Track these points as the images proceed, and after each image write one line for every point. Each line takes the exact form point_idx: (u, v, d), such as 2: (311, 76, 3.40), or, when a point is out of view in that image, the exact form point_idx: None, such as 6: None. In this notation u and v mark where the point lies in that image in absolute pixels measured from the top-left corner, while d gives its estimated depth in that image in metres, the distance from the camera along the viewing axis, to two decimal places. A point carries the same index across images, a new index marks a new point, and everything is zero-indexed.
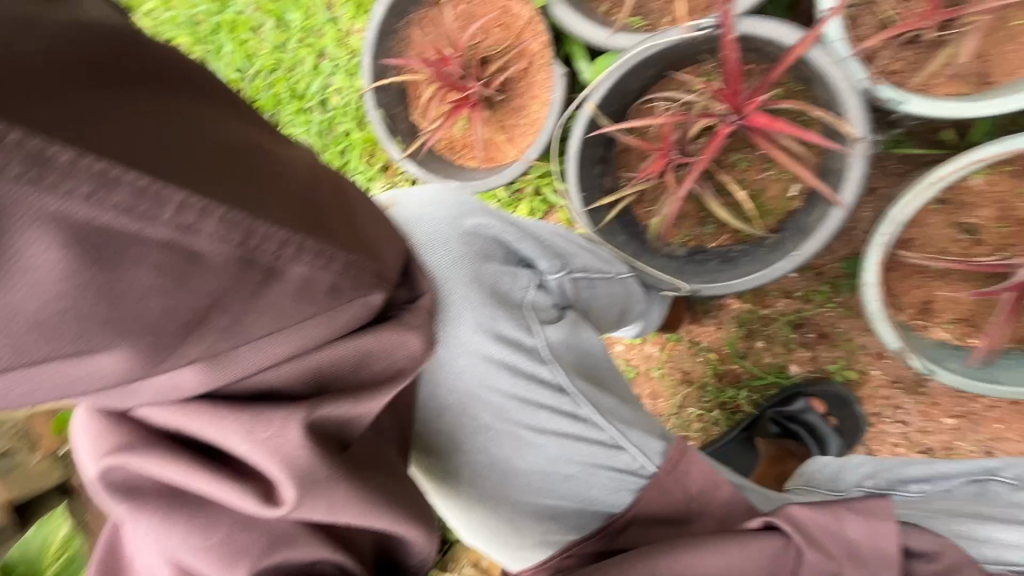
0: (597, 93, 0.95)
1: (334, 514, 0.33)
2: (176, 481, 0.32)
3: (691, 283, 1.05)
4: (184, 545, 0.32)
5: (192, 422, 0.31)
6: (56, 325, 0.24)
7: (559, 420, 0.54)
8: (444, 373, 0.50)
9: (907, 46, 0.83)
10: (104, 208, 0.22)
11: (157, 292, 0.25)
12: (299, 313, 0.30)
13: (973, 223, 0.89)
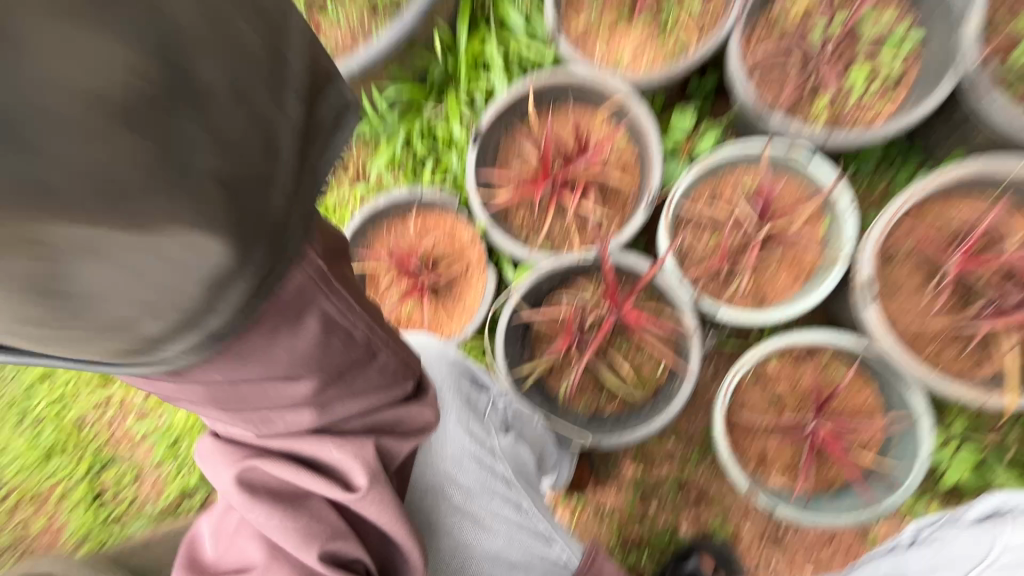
0: (520, 291, 1.31)
1: (380, 511, 0.50)
2: (282, 481, 0.48)
3: (593, 436, 1.30)
4: (280, 526, 0.47)
5: (299, 443, 0.47)
6: (293, 359, 0.42)
7: (508, 506, 0.70)
8: (434, 453, 0.69)
9: (714, 278, 1.30)
10: (337, 304, 0.44)
11: (336, 352, 0.45)
12: (378, 383, 0.50)
13: (779, 393, 1.26)
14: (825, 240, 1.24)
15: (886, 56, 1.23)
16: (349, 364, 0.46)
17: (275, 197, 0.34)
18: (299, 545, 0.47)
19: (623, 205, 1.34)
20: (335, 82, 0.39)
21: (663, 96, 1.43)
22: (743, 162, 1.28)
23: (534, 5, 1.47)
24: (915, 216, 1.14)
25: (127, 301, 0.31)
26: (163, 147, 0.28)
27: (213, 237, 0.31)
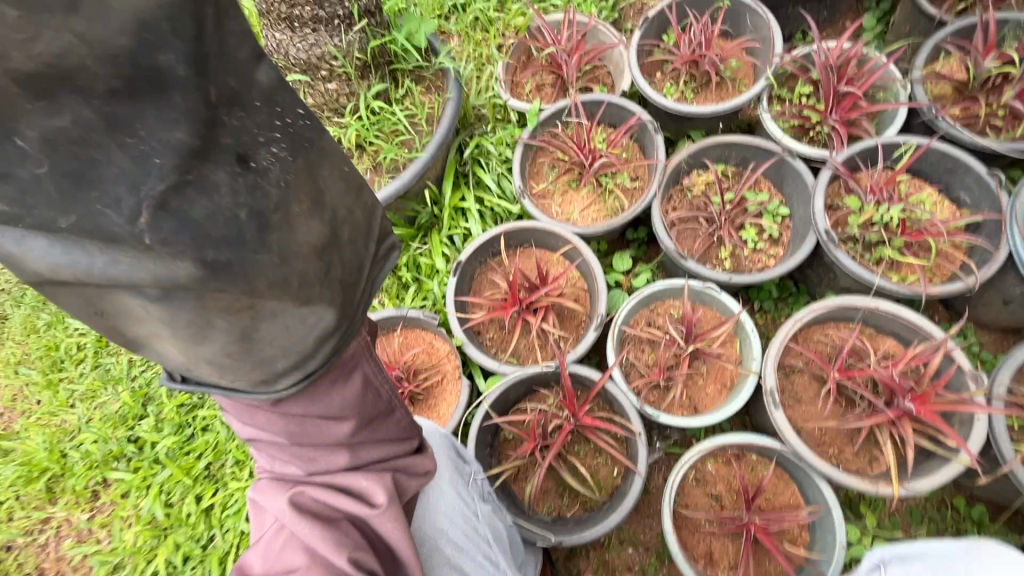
0: (491, 397, 1.49)
1: (392, 531, 0.66)
2: (326, 501, 0.64)
3: (557, 535, 1.40)
4: (322, 535, 0.63)
5: (340, 472, 0.65)
6: (345, 405, 0.61)
7: (485, 558, 0.96)
8: (433, 510, 0.95)
9: (653, 388, 1.54)
10: (375, 368, 0.64)
11: (372, 402, 0.64)
12: (394, 432, 0.70)
13: (717, 492, 1.45)
14: (740, 357, 1.52)
15: (768, 221, 1.64)
16: (376, 415, 0.66)
17: (357, 295, 0.58)
18: (336, 551, 0.62)
19: (577, 327, 1.62)
20: (389, 234, 0.63)
21: (606, 242, 1.78)
22: (669, 294, 1.61)
23: (504, 170, 1.87)
24: (803, 338, 1.45)
25: (279, 346, 0.51)
26: (321, 269, 0.52)
27: (329, 310, 0.54)
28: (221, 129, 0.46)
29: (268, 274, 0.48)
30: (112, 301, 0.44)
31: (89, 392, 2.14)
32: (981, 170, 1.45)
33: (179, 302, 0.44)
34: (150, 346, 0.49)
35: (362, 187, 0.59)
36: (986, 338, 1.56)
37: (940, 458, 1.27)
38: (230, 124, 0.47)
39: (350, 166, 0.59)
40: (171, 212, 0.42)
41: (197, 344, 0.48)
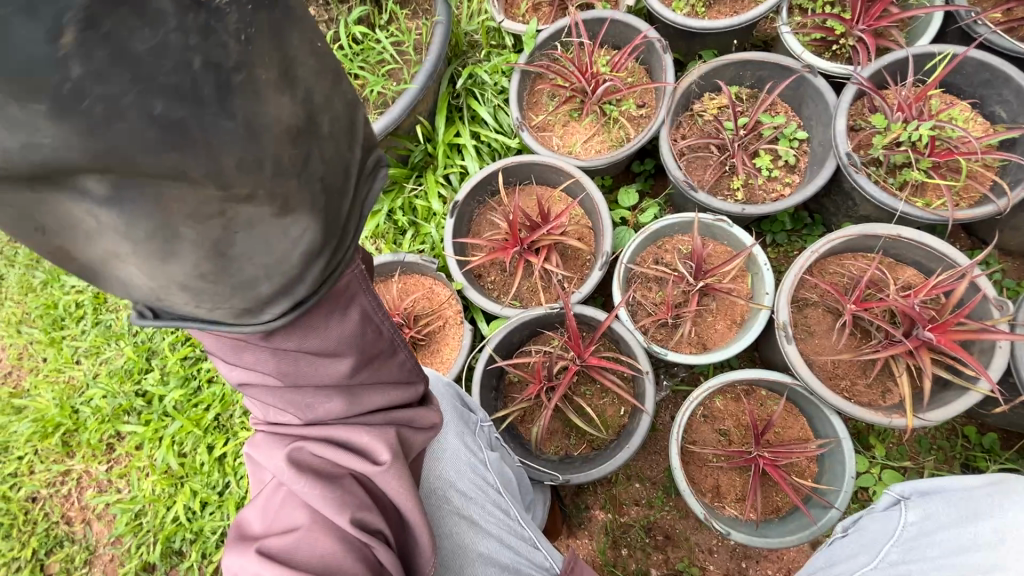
0: (494, 341, 1.45)
1: (395, 487, 0.64)
2: (325, 458, 0.63)
3: (564, 474, 1.41)
4: (319, 493, 0.61)
5: (338, 429, 0.63)
6: (342, 337, 0.56)
7: (495, 507, 0.97)
8: (441, 462, 0.96)
9: (661, 326, 1.50)
10: (371, 302, 0.60)
11: (370, 335, 0.60)
12: (398, 376, 0.67)
13: (725, 429, 1.44)
14: (751, 293, 1.47)
15: (784, 146, 1.53)
16: (376, 354, 0.62)
17: (344, 208, 0.49)
18: (335, 510, 0.59)
19: (581, 267, 1.56)
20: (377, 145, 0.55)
21: (611, 176, 1.69)
22: (678, 229, 1.54)
23: (500, 102, 1.74)
24: (818, 271, 1.39)
25: (260, 263, 0.44)
26: (299, 160, 0.44)
27: (313, 221, 0.46)
28: None
29: (232, 153, 0.40)
30: (58, 209, 0.37)
31: (93, 348, 2.13)
32: (1023, 80, 1.32)
33: (134, 205, 0.38)
34: (112, 271, 0.41)
35: (342, 72, 0.49)
36: (1011, 265, 1.50)
37: (957, 388, 1.23)
38: None
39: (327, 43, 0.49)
40: (104, 38, 0.35)
41: (164, 263, 0.41)
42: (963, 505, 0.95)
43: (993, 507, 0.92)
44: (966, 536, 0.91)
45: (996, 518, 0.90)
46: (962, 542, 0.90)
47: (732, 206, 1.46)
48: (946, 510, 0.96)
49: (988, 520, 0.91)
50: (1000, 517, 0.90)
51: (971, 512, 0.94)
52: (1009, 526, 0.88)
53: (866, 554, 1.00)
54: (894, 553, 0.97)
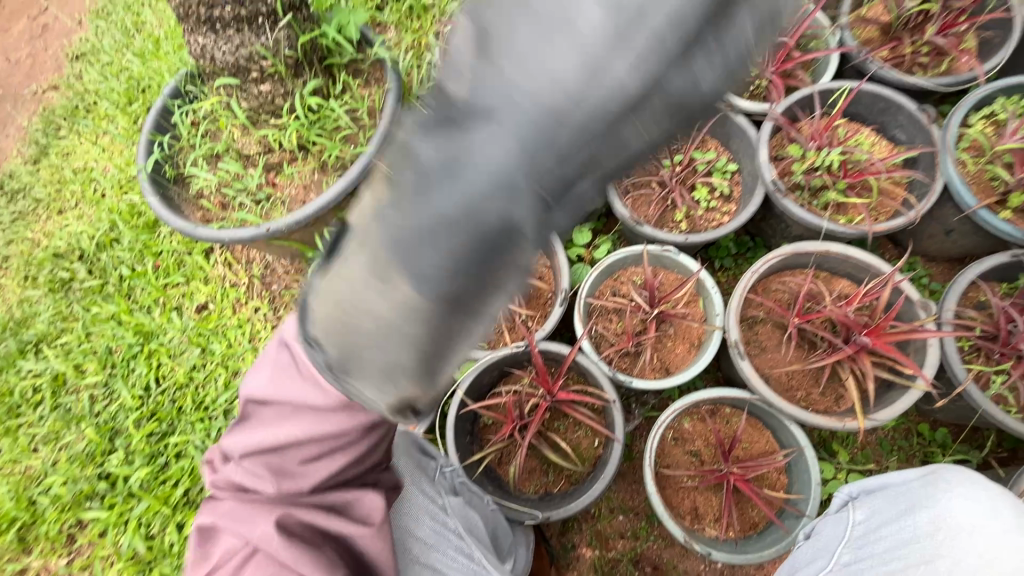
0: (464, 385, 1.47)
1: (372, 544, 0.79)
2: (311, 523, 0.73)
3: (544, 511, 1.41)
4: (308, 558, 0.71)
5: (329, 498, 0.75)
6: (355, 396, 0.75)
7: (457, 552, 0.99)
8: (402, 511, 1.00)
9: (625, 355, 1.56)
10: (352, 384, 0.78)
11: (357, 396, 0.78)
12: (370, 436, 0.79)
13: (695, 450, 1.48)
14: (704, 316, 1.55)
15: (718, 179, 1.66)
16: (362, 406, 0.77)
17: None
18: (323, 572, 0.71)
19: (543, 305, 1.62)
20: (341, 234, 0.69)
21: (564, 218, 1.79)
22: (630, 262, 1.62)
23: None
24: (762, 290, 1.48)
25: None
26: None
27: None
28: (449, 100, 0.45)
29: None
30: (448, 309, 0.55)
31: (53, 433, 2.06)
32: (912, 107, 1.50)
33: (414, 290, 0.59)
34: None
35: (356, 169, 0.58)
36: (934, 270, 1.64)
37: (899, 387, 1.31)
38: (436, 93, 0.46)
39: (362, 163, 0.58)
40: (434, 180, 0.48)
41: None
42: (901, 500, 1.02)
43: (925, 498, 0.99)
44: (905, 530, 0.97)
45: (931, 508, 0.96)
46: (902, 535, 0.97)
47: (676, 237, 1.57)
48: (888, 507, 1.02)
49: (922, 511, 0.97)
50: (932, 506, 0.97)
51: (908, 505, 1.00)
52: (942, 515, 0.95)
53: (823, 558, 1.04)
54: (845, 554, 1.01)
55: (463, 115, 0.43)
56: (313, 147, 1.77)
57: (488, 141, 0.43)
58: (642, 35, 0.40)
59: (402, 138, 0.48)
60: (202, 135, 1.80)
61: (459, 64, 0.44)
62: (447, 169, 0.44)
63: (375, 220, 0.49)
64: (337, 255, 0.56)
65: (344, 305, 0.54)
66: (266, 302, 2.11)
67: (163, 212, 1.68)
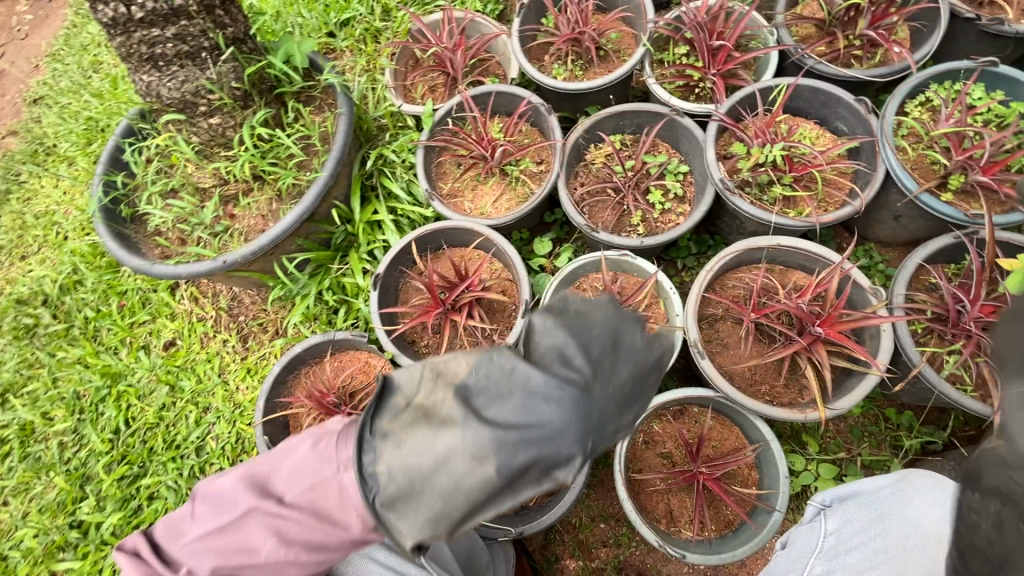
0: None
1: None
2: None
3: (518, 526, 1.42)
4: None
5: None
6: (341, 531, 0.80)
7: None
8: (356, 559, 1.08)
9: None
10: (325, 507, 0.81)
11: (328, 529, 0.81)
12: None
13: (667, 451, 1.47)
14: (666, 316, 1.56)
15: (671, 180, 1.68)
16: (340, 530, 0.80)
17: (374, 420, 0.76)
18: None
19: (507, 317, 1.62)
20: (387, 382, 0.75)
21: (526, 229, 1.80)
22: (589, 268, 1.63)
23: (411, 176, 1.86)
24: (720, 287, 1.50)
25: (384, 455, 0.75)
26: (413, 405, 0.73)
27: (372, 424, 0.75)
28: (577, 381, 0.70)
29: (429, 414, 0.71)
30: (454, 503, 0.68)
31: (21, 485, 2.00)
32: (849, 99, 1.53)
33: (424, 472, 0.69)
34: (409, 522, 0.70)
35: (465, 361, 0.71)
36: (888, 255, 1.66)
37: (857, 374, 1.33)
38: (570, 373, 0.70)
39: (477, 358, 0.71)
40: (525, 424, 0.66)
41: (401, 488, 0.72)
42: (873, 508, 0.99)
43: (894, 504, 0.96)
44: (878, 539, 0.93)
45: (900, 513, 0.94)
46: (874, 544, 0.93)
47: (632, 240, 1.58)
48: (860, 514, 0.99)
49: (893, 519, 0.94)
50: (901, 513, 0.94)
51: (879, 510, 0.98)
52: (911, 520, 0.92)
53: (795, 569, 1.02)
54: (818, 565, 0.98)
55: (571, 389, 0.68)
56: (268, 176, 1.77)
57: (582, 409, 0.68)
58: (642, 398, 0.78)
59: (521, 374, 0.69)
60: (156, 171, 1.79)
61: (567, 359, 0.71)
62: (558, 410, 0.67)
63: (485, 415, 0.67)
64: (429, 416, 0.69)
65: (429, 455, 0.67)
66: (234, 334, 2.09)
67: (117, 250, 1.67)
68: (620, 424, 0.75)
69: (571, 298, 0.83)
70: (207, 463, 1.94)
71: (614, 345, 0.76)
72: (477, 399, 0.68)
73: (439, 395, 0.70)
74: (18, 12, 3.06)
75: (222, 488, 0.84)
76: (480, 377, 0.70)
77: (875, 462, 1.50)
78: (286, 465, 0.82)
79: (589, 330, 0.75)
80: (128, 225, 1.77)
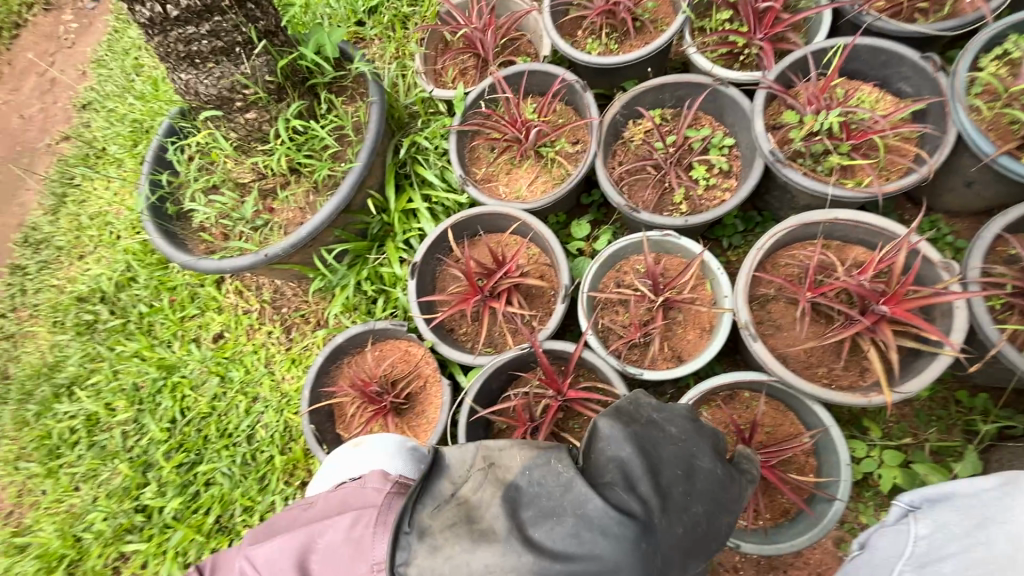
0: (472, 392, 1.45)
1: None
2: None
3: None
4: None
5: None
6: None
7: None
8: None
9: (634, 347, 1.51)
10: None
11: None
12: None
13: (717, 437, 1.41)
14: (713, 298, 1.49)
15: (715, 155, 1.60)
16: None
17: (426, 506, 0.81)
18: None
19: (547, 303, 1.59)
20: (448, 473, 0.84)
21: (563, 212, 1.76)
22: (631, 251, 1.57)
23: (444, 163, 1.84)
24: (772, 266, 1.42)
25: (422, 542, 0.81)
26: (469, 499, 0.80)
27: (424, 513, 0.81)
28: (639, 509, 0.72)
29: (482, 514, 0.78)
30: None
31: (91, 471, 2.13)
32: (914, 57, 1.41)
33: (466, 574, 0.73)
34: None
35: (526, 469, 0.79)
36: (957, 227, 1.54)
37: (927, 355, 1.24)
38: (633, 499, 0.73)
39: (537, 468, 0.78)
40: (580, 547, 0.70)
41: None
42: (973, 514, 0.84)
43: (1001, 512, 0.81)
44: (974, 551, 0.80)
45: (1007, 523, 0.79)
46: (969, 555, 0.81)
47: (676, 220, 1.51)
48: (955, 520, 0.86)
49: (998, 529, 0.80)
50: (1012, 523, 0.79)
51: (980, 518, 0.83)
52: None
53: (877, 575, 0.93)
54: (907, 573, 0.89)
55: (632, 524, 0.70)
56: (304, 168, 1.78)
57: (640, 548, 0.70)
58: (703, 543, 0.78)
59: (578, 493, 0.74)
60: (198, 169, 1.83)
61: (631, 483, 0.75)
62: (615, 545, 0.69)
63: (531, 535, 0.72)
64: (476, 523, 0.75)
65: (469, 571, 0.71)
66: (278, 326, 2.14)
67: (165, 247, 1.72)
68: (674, 566, 0.74)
69: (648, 404, 0.91)
70: (257, 450, 2.01)
71: (681, 478, 0.78)
72: (525, 516, 0.75)
73: (489, 504, 0.77)
74: (64, 21, 3.17)
75: (266, 563, 0.94)
76: (534, 491, 0.76)
77: (945, 449, 1.41)
78: (325, 552, 0.90)
79: (657, 453, 0.80)
80: (175, 222, 1.82)
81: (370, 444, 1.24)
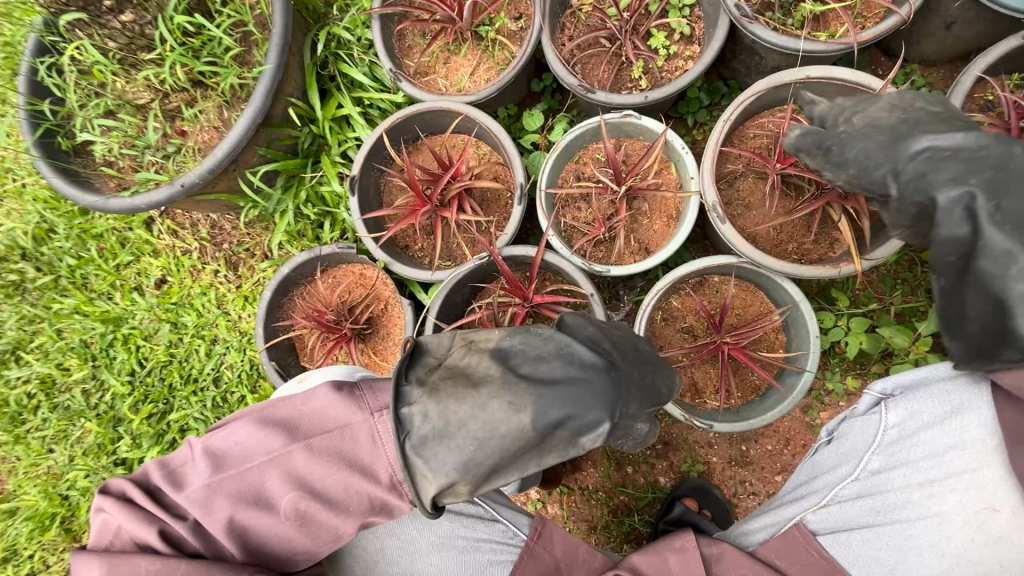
0: (435, 309, 1.37)
1: None
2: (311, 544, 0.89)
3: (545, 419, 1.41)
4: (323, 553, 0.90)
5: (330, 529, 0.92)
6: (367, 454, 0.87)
7: (476, 524, 1.16)
8: (405, 541, 1.14)
9: (599, 243, 1.43)
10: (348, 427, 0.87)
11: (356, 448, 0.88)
12: None
13: (688, 326, 1.40)
14: (679, 181, 1.39)
15: (674, 18, 1.42)
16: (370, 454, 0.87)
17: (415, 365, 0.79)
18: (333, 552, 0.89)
19: (503, 208, 1.47)
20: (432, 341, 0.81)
21: (513, 103, 1.59)
22: (589, 139, 1.43)
23: (372, 59, 1.61)
24: (738, 140, 1.32)
25: None
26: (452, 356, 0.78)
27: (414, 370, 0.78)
28: (606, 354, 0.76)
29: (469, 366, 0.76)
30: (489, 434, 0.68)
31: (61, 432, 2.06)
32: None
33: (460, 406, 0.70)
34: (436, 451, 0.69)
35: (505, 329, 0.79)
36: (932, 76, 1.43)
37: None
38: (601, 348, 0.76)
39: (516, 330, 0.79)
40: (562, 379, 0.71)
41: None
42: (947, 399, 0.93)
43: (975, 399, 0.91)
44: (953, 439, 0.91)
45: (982, 411, 0.90)
46: (948, 443, 0.92)
47: (636, 97, 1.35)
48: (928, 408, 0.95)
49: (973, 416, 0.90)
50: (985, 410, 0.90)
51: (953, 407, 0.92)
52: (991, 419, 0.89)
53: (846, 464, 1.02)
54: (874, 460, 0.99)
55: (603, 358, 0.73)
56: (209, 78, 1.54)
57: (613, 376, 0.73)
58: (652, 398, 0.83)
59: (557, 340, 0.75)
60: (86, 92, 1.56)
61: (596, 339, 0.78)
62: (595, 373, 0.71)
63: (521, 372, 0.71)
64: (468, 369, 0.73)
65: (468, 399, 0.69)
66: (223, 264, 1.99)
67: (67, 190, 1.50)
68: (635, 410, 0.78)
69: None
70: (227, 393, 1.96)
71: (634, 345, 0.84)
72: (512, 362, 0.74)
73: (473, 356, 0.75)
74: None
75: (249, 425, 0.90)
76: (517, 343, 0.75)
77: (907, 309, 1.44)
78: (314, 412, 0.90)
79: (610, 330, 0.84)
80: (74, 159, 1.59)
81: (317, 376, 1.19)
